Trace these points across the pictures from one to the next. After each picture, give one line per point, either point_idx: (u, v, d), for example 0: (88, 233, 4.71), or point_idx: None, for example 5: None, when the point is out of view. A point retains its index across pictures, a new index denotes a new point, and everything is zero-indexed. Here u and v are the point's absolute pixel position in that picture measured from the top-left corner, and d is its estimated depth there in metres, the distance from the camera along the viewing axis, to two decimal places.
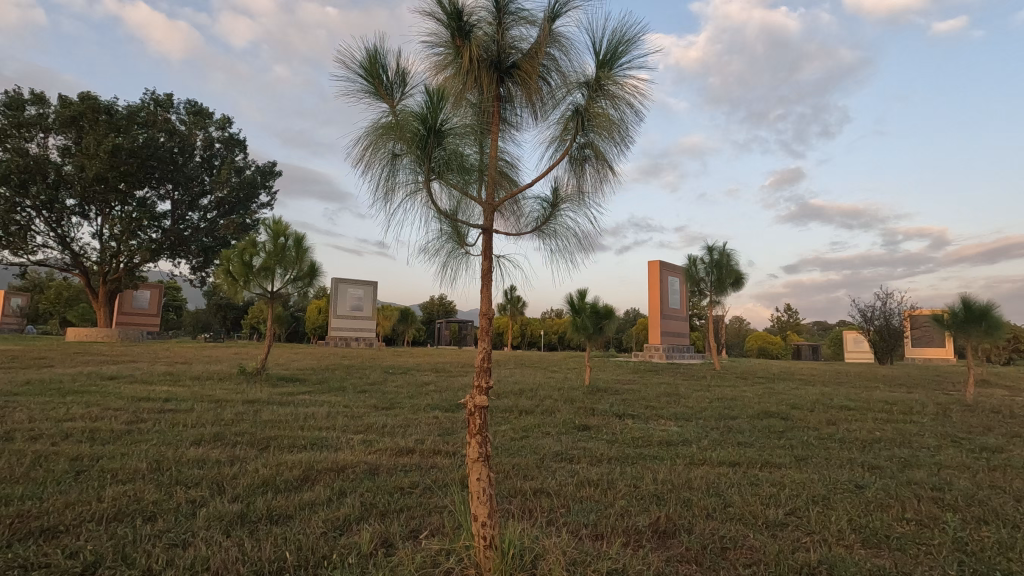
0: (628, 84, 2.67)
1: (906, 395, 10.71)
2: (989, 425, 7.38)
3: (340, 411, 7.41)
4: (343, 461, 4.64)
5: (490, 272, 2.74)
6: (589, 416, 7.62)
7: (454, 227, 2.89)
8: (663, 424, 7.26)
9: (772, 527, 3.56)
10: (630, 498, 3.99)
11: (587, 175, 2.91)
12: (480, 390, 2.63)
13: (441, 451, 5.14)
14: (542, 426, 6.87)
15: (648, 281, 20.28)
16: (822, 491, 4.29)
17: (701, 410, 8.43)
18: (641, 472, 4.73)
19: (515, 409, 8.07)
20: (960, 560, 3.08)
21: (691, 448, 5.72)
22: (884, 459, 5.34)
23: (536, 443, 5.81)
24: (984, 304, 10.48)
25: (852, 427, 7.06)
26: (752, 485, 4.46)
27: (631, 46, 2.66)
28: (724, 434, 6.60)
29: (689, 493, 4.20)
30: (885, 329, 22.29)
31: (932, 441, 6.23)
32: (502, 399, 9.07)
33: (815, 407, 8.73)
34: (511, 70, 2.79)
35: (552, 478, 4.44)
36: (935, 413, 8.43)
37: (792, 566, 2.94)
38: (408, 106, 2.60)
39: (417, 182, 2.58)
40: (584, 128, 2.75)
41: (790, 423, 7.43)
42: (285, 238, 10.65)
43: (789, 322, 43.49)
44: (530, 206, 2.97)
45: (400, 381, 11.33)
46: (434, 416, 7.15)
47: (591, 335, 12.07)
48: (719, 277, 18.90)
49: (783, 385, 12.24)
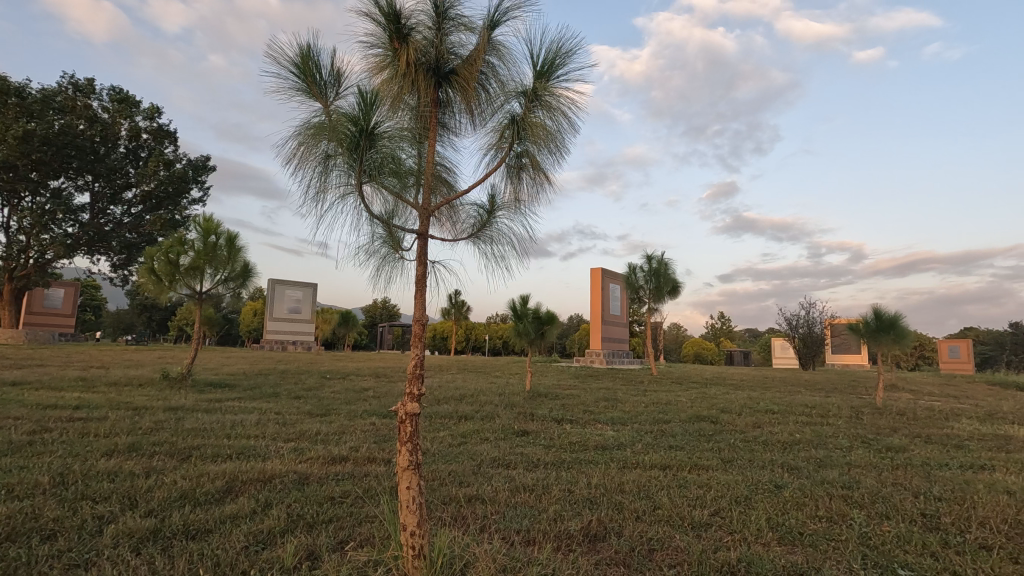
0: (564, 96, 2.73)
1: (825, 399, 11.43)
2: (895, 427, 8.01)
3: (272, 418, 7.12)
4: (270, 471, 4.45)
5: (423, 279, 2.71)
6: (528, 422, 7.68)
7: (388, 232, 2.84)
8: (599, 428, 7.41)
9: (697, 528, 3.70)
10: (563, 503, 4.05)
11: (522, 183, 2.94)
12: (411, 397, 2.59)
13: (376, 459, 5.03)
14: (481, 432, 6.85)
15: (590, 288, 20.72)
16: (745, 492, 4.51)
17: (637, 414, 8.69)
18: (575, 476, 4.81)
19: (455, 415, 8.02)
20: (865, 554, 3.30)
21: (624, 452, 5.86)
22: (802, 460, 5.68)
23: (474, 449, 5.79)
24: (892, 315, 11.38)
25: (774, 429, 7.47)
26: (681, 487, 4.63)
27: (568, 58, 2.72)
28: (657, 437, 6.83)
29: (621, 496, 4.31)
30: (808, 337, 23.75)
31: (845, 442, 6.68)
32: (443, 405, 9.01)
33: (742, 411, 9.18)
34: (449, 75, 2.78)
35: (488, 484, 4.44)
36: (848, 415, 9.07)
37: (714, 565, 3.06)
38: (341, 108, 2.54)
39: (349, 185, 2.53)
40: (520, 137, 2.79)
41: (719, 426, 7.78)
42: (216, 236, 10.15)
43: (722, 328, 45.60)
44: (466, 211, 2.98)
45: (339, 387, 11.04)
46: (371, 423, 7.00)
47: (532, 340, 12.21)
48: (658, 285, 19.58)
49: (715, 390, 12.79)
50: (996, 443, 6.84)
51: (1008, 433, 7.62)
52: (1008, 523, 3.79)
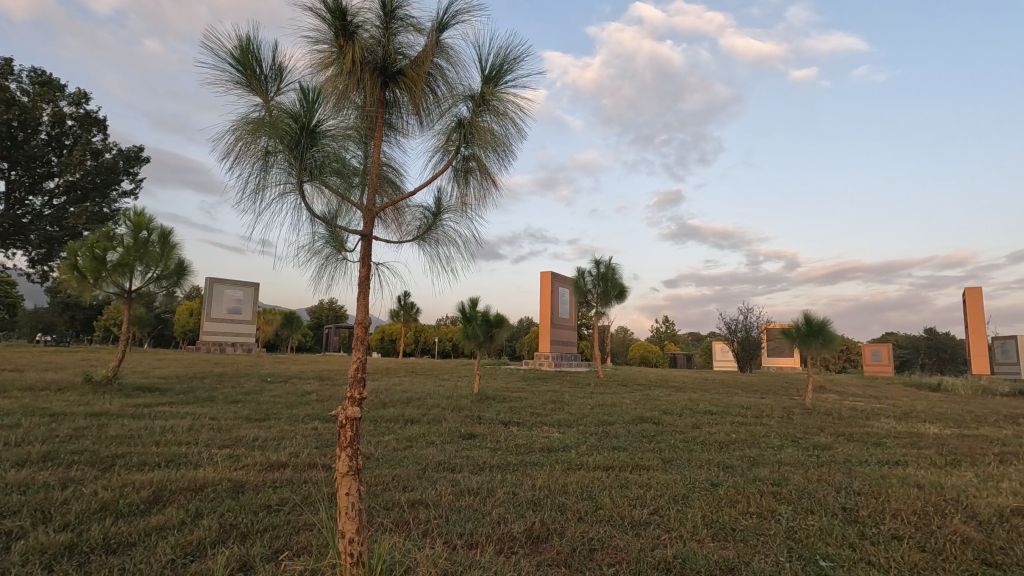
0: (511, 102, 2.75)
1: (760, 400, 11.98)
2: (821, 426, 8.50)
3: (206, 424, 6.79)
4: (203, 479, 4.24)
5: (367, 280, 2.67)
6: (475, 425, 7.67)
7: (332, 232, 2.78)
8: (546, 430, 7.48)
9: (636, 526, 3.80)
10: (508, 505, 4.08)
11: (469, 187, 2.95)
12: (352, 401, 2.54)
13: (317, 465, 4.89)
14: (427, 435, 6.79)
15: (540, 291, 20.91)
16: (683, 491, 4.67)
17: (583, 416, 8.84)
18: (520, 479, 4.84)
19: (401, 419, 7.91)
20: (791, 547, 3.49)
21: (570, 454, 5.95)
22: (736, 459, 5.93)
23: (419, 453, 5.72)
24: (821, 320, 12.09)
25: (712, 430, 7.77)
26: (622, 487, 4.75)
27: (515, 64, 2.74)
28: (602, 439, 6.98)
29: (564, 497, 4.37)
30: (746, 341, 24.85)
31: (776, 441, 7.03)
32: (388, 408, 8.86)
33: (683, 412, 9.49)
34: (396, 76, 2.75)
35: (432, 489, 4.40)
36: (780, 415, 9.55)
37: (651, 562, 3.16)
38: (283, 103, 2.47)
39: (290, 183, 2.45)
40: (468, 141, 2.79)
41: (661, 427, 8.02)
42: (148, 232, 9.60)
43: (666, 332, 47.05)
44: (412, 213, 2.96)
45: (280, 390, 10.68)
46: (313, 427, 6.80)
47: (481, 343, 12.19)
48: (605, 289, 19.98)
49: (658, 392, 13.18)
50: (909, 440, 7.38)
51: (920, 430, 8.24)
52: (917, 514, 4.10)
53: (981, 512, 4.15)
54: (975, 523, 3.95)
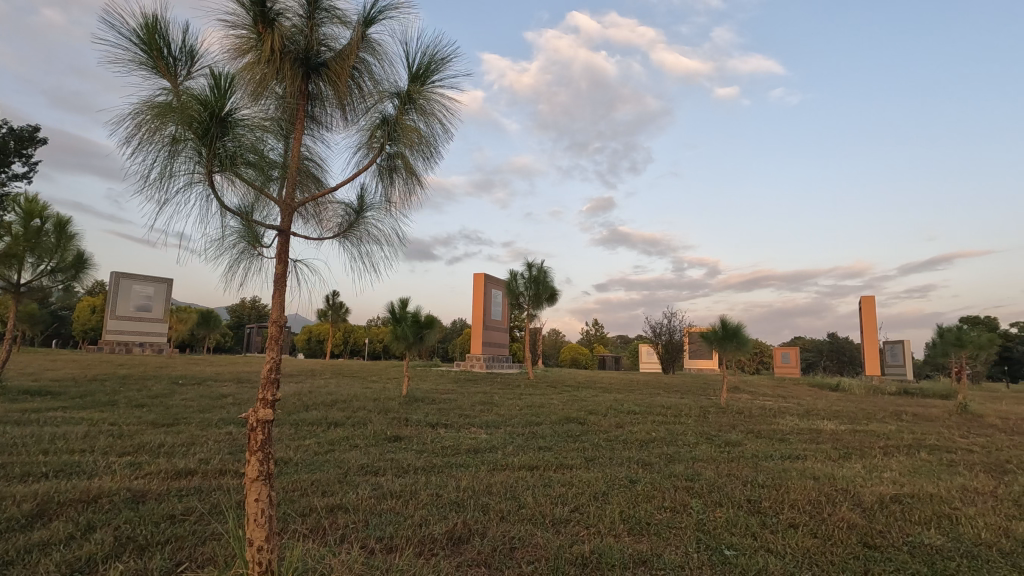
0: (438, 102, 2.75)
1: (680, 400, 12.56)
2: (734, 424, 9.02)
3: (106, 430, 6.27)
4: (97, 489, 3.92)
5: (283, 277, 2.57)
6: (402, 427, 7.53)
7: (247, 226, 2.66)
8: (473, 432, 7.48)
9: (557, 524, 3.89)
10: (431, 507, 4.05)
11: (395, 186, 2.92)
12: (264, 402, 2.43)
13: (229, 471, 4.65)
14: (351, 438, 6.60)
15: (473, 293, 20.88)
16: (603, 488, 4.83)
17: (511, 417, 8.91)
18: (444, 480, 4.82)
19: (324, 422, 7.64)
20: (699, 538, 3.69)
21: (496, 455, 5.99)
22: (655, 456, 6.19)
23: (342, 457, 5.56)
24: (736, 325, 12.84)
25: (633, 429, 8.07)
26: (545, 486, 4.83)
27: (443, 65, 2.75)
28: (528, 439, 7.06)
29: (488, 497, 4.40)
30: (669, 344, 25.97)
31: (692, 439, 7.39)
32: (311, 411, 8.54)
33: (608, 413, 9.78)
34: (319, 68, 2.68)
35: (353, 493, 4.28)
36: (698, 415, 10.06)
37: (569, 558, 3.23)
38: (193, 88, 2.33)
39: (198, 173, 2.32)
40: (392, 139, 2.76)
41: (586, 427, 8.23)
42: (41, 220, 8.74)
43: (596, 335, 48.37)
44: (334, 209, 2.89)
45: (191, 393, 10.04)
46: (228, 432, 6.44)
47: (410, 344, 11.99)
48: (536, 292, 20.29)
49: (586, 393, 13.52)
50: (809, 436, 7.99)
51: (819, 427, 8.93)
52: (812, 503, 4.46)
53: (865, 500, 4.56)
54: (859, 510, 4.34)
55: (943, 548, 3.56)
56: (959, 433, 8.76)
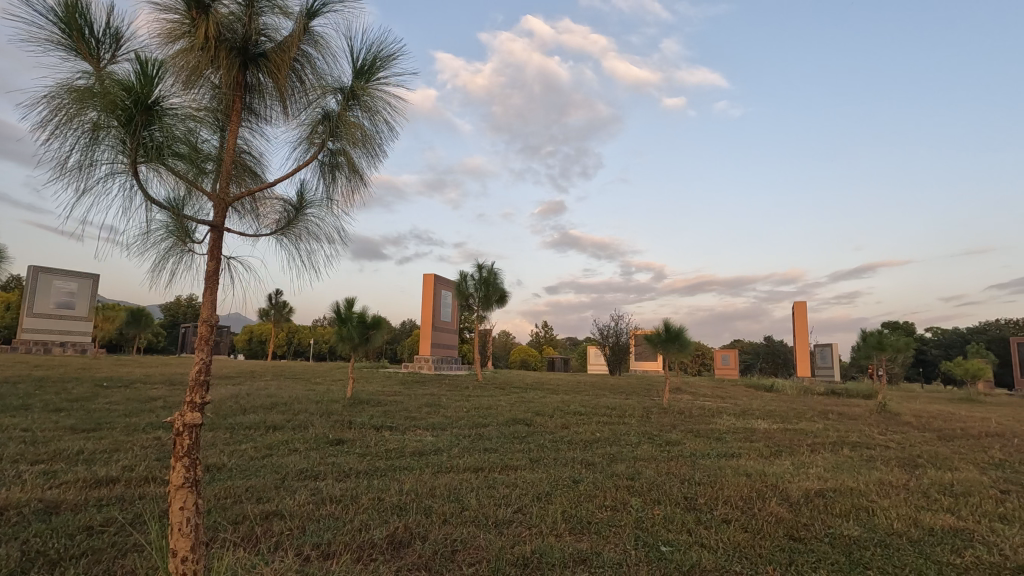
0: (382, 99, 2.71)
1: (625, 401, 12.88)
2: (675, 424, 9.32)
3: (17, 436, 5.80)
4: (4, 501, 3.62)
5: (215, 275, 2.46)
6: (345, 430, 7.35)
7: (177, 221, 2.54)
8: (419, 434, 7.39)
9: (499, 525, 3.90)
10: (372, 511, 3.97)
11: (337, 183, 2.85)
12: (191, 406, 2.31)
13: (156, 479, 4.40)
14: (290, 442, 6.39)
15: (423, 293, 20.65)
16: (547, 488, 4.88)
17: (458, 419, 8.87)
18: (387, 484, 4.74)
19: (262, 426, 7.36)
20: (637, 536, 3.78)
21: (441, 457, 5.94)
22: (598, 456, 6.31)
23: (280, 462, 5.37)
24: (678, 328, 13.27)
25: (578, 429, 8.21)
26: (489, 488, 4.83)
27: (388, 62, 2.71)
28: (474, 441, 7.05)
29: (431, 500, 4.36)
30: (616, 346, 26.57)
31: (635, 439, 7.59)
32: (248, 414, 8.19)
33: (554, 414, 9.90)
34: (258, 58, 2.59)
35: (291, 499, 4.14)
36: (641, 415, 10.34)
37: (510, 559, 3.24)
38: (117, 73, 2.19)
39: (120, 163, 2.19)
40: (335, 135, 2.69)
41: (532, 428, 8.30)
42: None
43: (546, 336, 48.86)
44: (271, 205, 2.80)
45: (117, 396, 9.44)
46: (156, 437, 6.10)
47: (356, 345, 11.72)
48: (486, 294, 20.29)
49: (533, 394, 13.63)
50: (744, 434, 8.36)
51: (753, 426, 9.36)
52: (744, 499, 4.66)
53: (791, 495, 4.82)
54: (787, 504, 4.57)
55: (860, 539, 3.80)
56: (878, 431, 9.38)
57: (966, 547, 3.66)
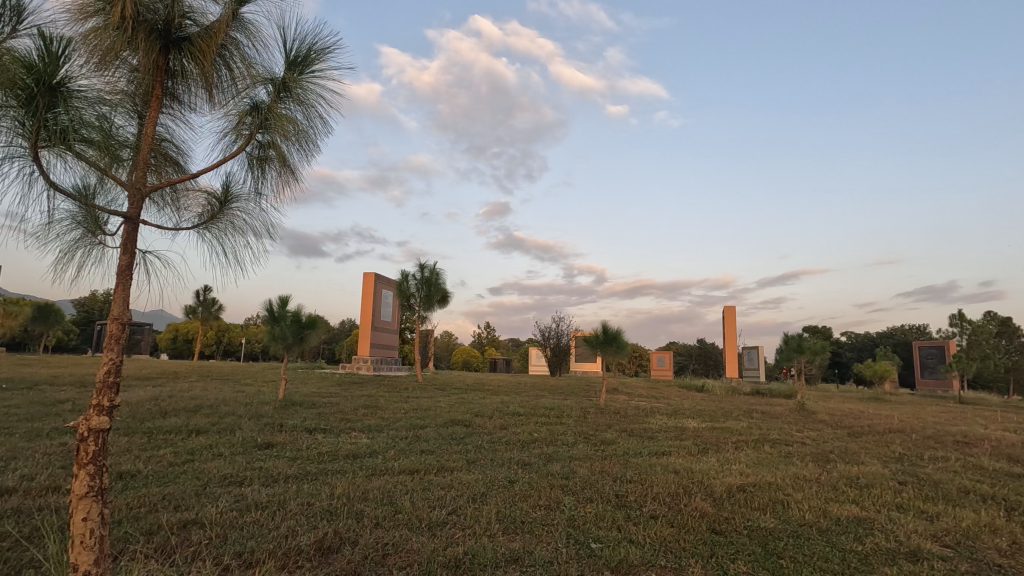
0: (316, 93, 2.64)
1: (563, 401, 13.11)
2: (610, 423, 9.56)
3: None
4: None
5: (128, 270, 2.31)
6: (274, 433, 7.07)
7: (87, 212, 2.37)
8: (354, 436, 7.21)
9: (433, 527, 3.87)
10: (299, 517, 3.84)
11: (267, 177, 2.76)
12: (98, 410, 2.15)
13: (59, 489, 4.06)
14: (214, 447, 6.07)
15: (362, 292, 20.17)
16: (483, 489, 4.89)
17: (395, 420, 8.72)
18: (317, 488, 4.60)
19: (184, 429, 6.95)
20: (569, 534, 3.86)
21: (375, 459, 5.83)
22: (534, 456, 6.39)
23: (201, 467, 5.09)
24: (615, 330, 13.63)
25: (516, 430, 8.27)
26: (424, 490, 4.78)
27: (323, 56, 2.64)
28: (411, 443, 6.95)
29: (363, 504, 4.27)
30: (556, 347, 26.96)
31: (571, 438, 7.73)
32: (168, 418, 7.71)
33: (492, 414, 9.93)
34: (181, 43, 2.45)
35: (212, 506, 3.94)
36: (578, 415, 10.54)
37: (442, 561, 3.23)
38: (17, 48, 2.02)
39: (20, 145, 2.02)
40: (264, 127, 2.60)
41: (471, 429, 8.28)
42: None
43: (488, 337, 48.89)
44: (194, 197, 2.67)
45: (17, 399, 8.62)
46: (62, 443, 5.63)
47: (289, 345, 11.28)
48: (428, 294, 20.07)
49: (474, 395, 13.58)
50: (674, 433, 8.69)
51: (683, 425, 9.75)
52: (671, 496, 4.85)
53: (715, 490, 5.06)
54: (711, 499, 4.79)
55: (775, 530, 4.04)
56: (796, 428, 10.00)
57: (866, 535, 3.98)
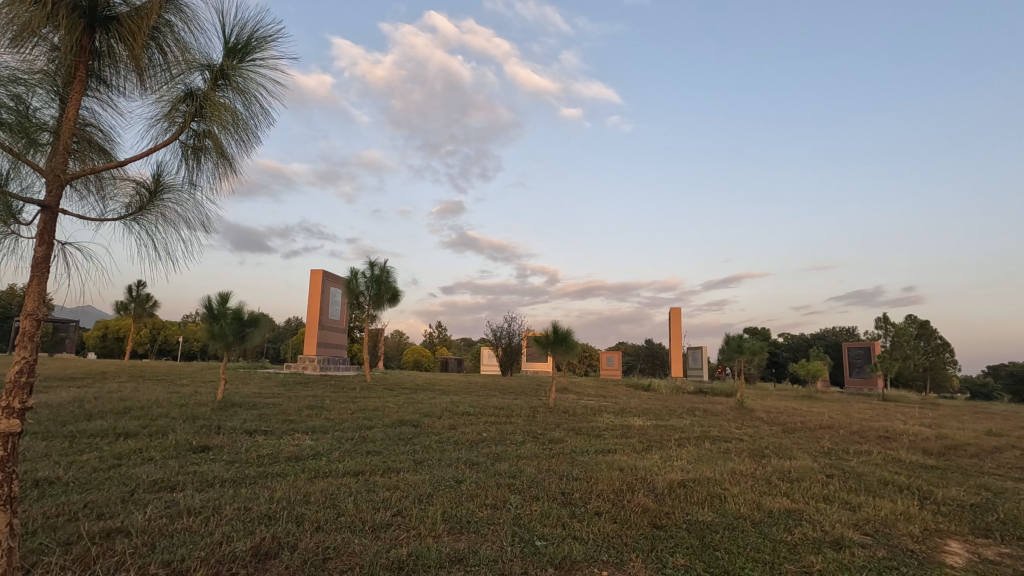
0: (256, 82, 2.54)
1: (513, 401, 13.19)
2: (559, 422, 9.67)
3: None
4: None
5: (44, 261, 2.16)
6: (211, 436, 6.76)
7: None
8: (297, 438, 7.00)
9: (377, 529, 3.80)
10: (236, 522, 3.69)
11: (202, 169, 2.65)
12: (8, 412, 2.00)
13: None
14: (144, 451, 5.75)
15: (310, 289, 19.58)
16: (429, 489, 4.85)
17: (340, 421, 8.52)
18: (256, 492, 4.44)
19: (111, 433, 6.54)
20: (514, 532, 3.88)
21: (319, 461, 5.67)
22: (483, 455, 6.38)
23: (129, 473, 4.81)
24: (565, 330, 13.79)
25: (465, 430, 8.24)
26: (369, 491, 4.70)
27: (265, 44, 2.55)
28: (356, 444, 6.81)
29: (304, 507, 4.15)
30: (508, 347, 27.05)
31: (519, 437, 7.77)
32: (94, 421, 7.24)
33: (442, 414, 9.87)
34: (108, 22, 2.30)
35: (139, 513, 3.73)
36: (527, 414, 10.60)
37: (384, 563, 3.17)
38: None
39: None
40: (200, 116, 2.48)
41: (419, 429, 8.19)
42: None
43: (439, 337, 48.50)
44: (122, 186, 2.53)
45: None
46: None
47: (229, 344, 10.81)
48: (378, 292, 19.70)
49: (424, 395, 13.43)
50: (621, 431, 8.88)
51: (629, 423, 9.98)
52: (615, 492, 4.96)
53: (657, 486, 5.21)
54: (652, 495, 4.93)
55: (712, 523, 4.20)
56: (735, 426, 10.42)
57: (795, 526, 4.19)
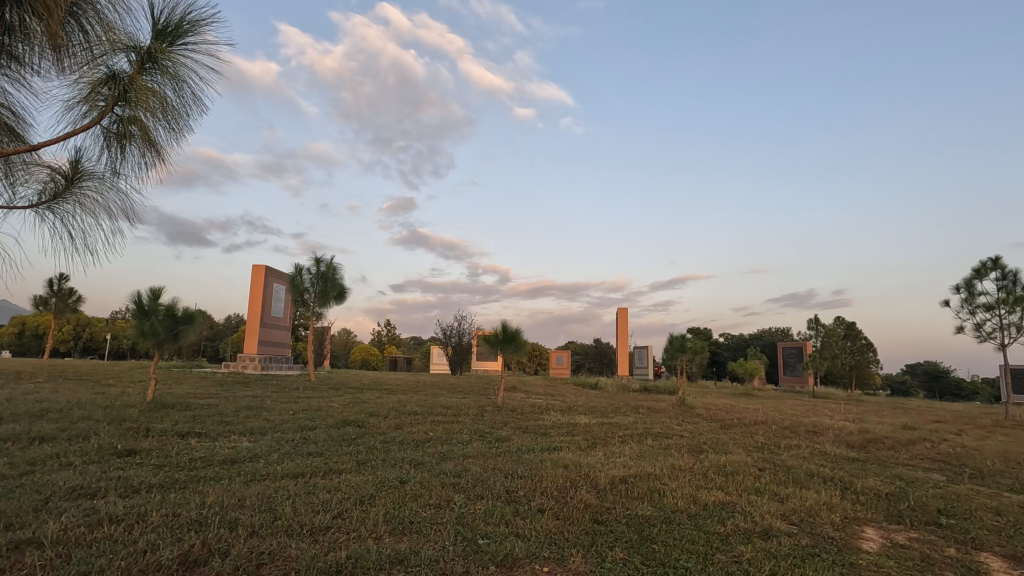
0: (186, 67, 2.45)
1: (461, 400, 13.13)
2: (506, 421, 9.70)
3: None
4: None
5: None
6: (139, 439, 6.38)
7: None
8: (233, 440, 6.72)
9: (315, 532, 3.70)
10: (162, 530, 3.50)
11: (126, 155, 2.53)
12: None
13: None
14: (62, 456, 5.36)
15: (251, 285, 18.83)
16: (372, 490, 4.76)
17: (281, 422, 8.23)
18: (187, 497, 4.23)
19: (25, 438, 6.07)
20: (457, 531, 3.87)
21: (255, 464, 5.46)
22: (428, 455, 6.33)
23: (43, 480, 4.47)
24: (514, 329, 13.83)
25: (411, 429, 8.13)
26: (308, 494, 4.57)
27: (198, 27, 2.44)
28: (297, 445, 6.60)
29: (238, 512, 3.98)
30: (457, 346, 26.91)
31: (466, 437, 7.74)
32: (5, 424, 6.69)
33: (388, 414, 9.71)
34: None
35: (54, 523, 3.48)
36: (475, 413, 10.57)
37: (322, 567, 3.09)
38: None
39: None
40: (124, 100, 2.38)
41: (364, 429, 8.03)
42: None
43: (388, 335, 47.70)
44: (35, 171, 2.38)
45: None
46: None
47: (161, 342, 10.25)
48: (324, 289, 19.14)
49: (370, 394, 13.16)
50: (567, 430, 8.98)
51: (575, 421, 10.13)
52: (559, 489, 5.02)
53: (599, 483, 5.31)
54: (595, 491, 5.04)
55: (651, 518, 4.32)
56: (677, 423, 10.74)
57: (728, 518, 4.38)
